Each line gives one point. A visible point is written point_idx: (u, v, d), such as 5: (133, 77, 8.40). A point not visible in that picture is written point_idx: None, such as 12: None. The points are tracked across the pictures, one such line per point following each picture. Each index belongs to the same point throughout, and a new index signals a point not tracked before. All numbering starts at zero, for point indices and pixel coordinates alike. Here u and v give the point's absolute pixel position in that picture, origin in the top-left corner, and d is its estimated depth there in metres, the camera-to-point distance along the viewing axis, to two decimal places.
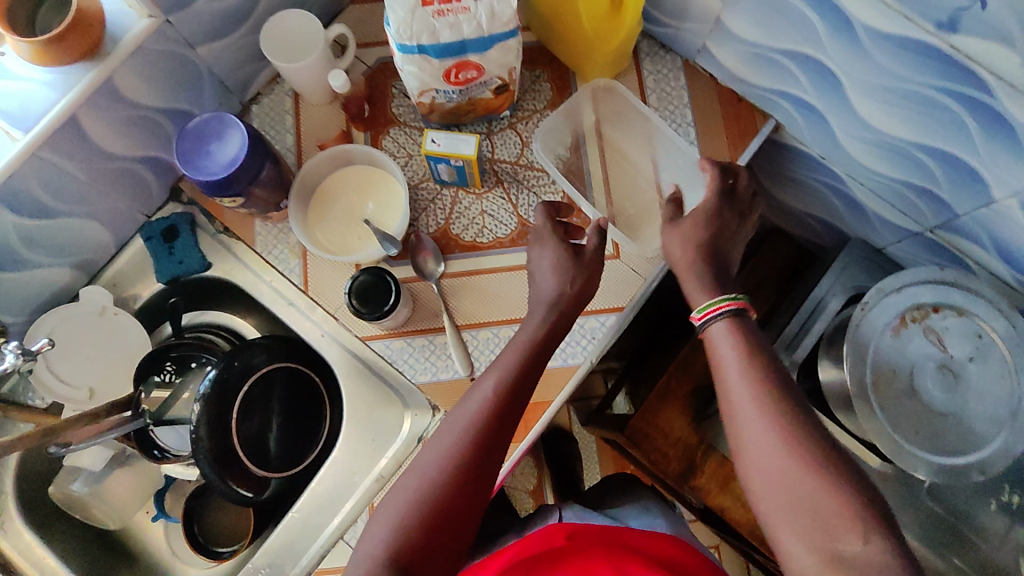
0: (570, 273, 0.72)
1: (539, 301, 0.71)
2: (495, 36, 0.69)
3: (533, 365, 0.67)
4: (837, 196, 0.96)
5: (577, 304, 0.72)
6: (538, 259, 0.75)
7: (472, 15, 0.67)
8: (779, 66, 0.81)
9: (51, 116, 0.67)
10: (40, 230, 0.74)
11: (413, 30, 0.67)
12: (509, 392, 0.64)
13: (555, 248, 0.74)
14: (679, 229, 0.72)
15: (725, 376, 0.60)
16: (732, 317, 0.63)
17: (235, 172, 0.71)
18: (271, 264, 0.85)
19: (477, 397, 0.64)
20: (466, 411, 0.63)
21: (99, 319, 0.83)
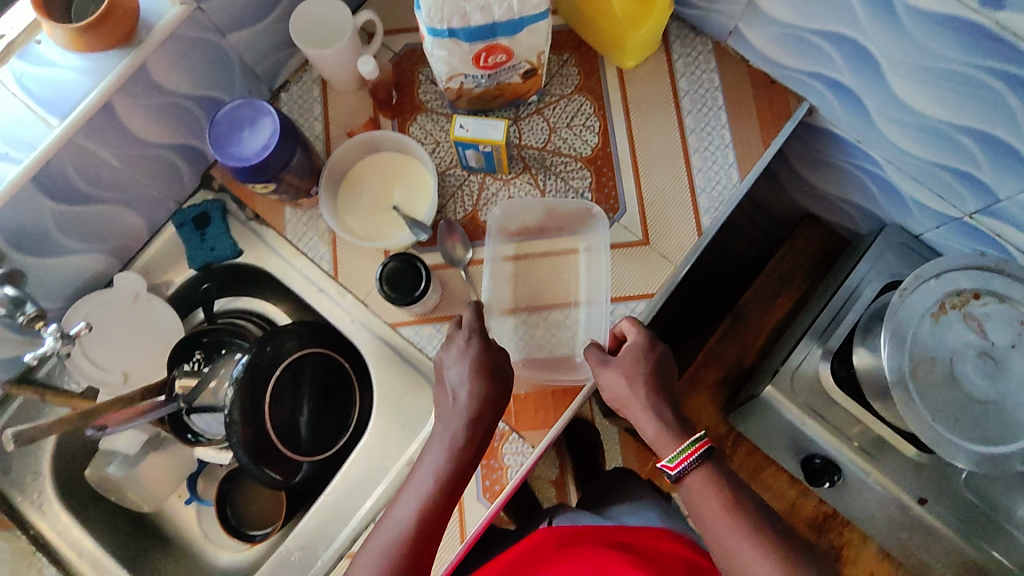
0: (483, 384, 0.69)
1: (455, 412, 0.69)
2: (525, 18, 0.68)
3: (448, 494, 0.66)
4: (872, 181, 0.93)
5: (493, 416, 0.70)
6: (453, 365, 0.71)
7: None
8: (814, 46, 0.79)
9: (87, 102, 0.68)
10: (75, 215, 0.75)
11: (444, 13, 0.66)
12: (423, 531, 0.63)
13: (476, 362, 0.70)
14: (616, 364, 0.74)
15: (710, 521, 0.64)
16: (703, 464, 0.67)
17: (267, 159, 0.71)
18: (302, 250, 0.86)
19: (400, 521, 0.64)
20: (390, 533, 0.64)
21: (133, 305, 0.85)
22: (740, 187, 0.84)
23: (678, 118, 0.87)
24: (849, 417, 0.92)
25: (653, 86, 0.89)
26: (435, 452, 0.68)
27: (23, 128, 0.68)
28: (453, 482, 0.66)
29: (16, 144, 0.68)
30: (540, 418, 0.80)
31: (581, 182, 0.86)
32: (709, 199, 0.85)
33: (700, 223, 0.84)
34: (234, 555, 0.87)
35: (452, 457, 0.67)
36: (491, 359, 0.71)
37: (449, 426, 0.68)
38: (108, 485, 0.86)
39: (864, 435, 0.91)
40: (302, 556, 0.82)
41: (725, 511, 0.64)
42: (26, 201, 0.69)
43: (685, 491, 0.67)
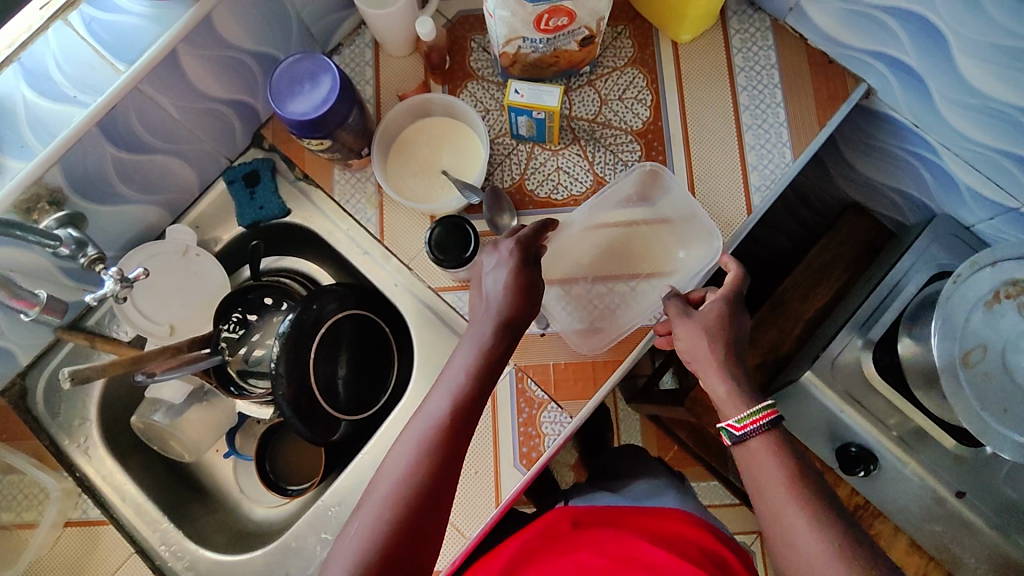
0: (515, 281, 0.68)
1: (487, 309, 0.68)
2: None
3: (478, 390, 0.64)
4: (926, 168, 0.90)
5: (526, 314, 0.68)
6: (490, 268, 0.71)
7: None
8: (878, 23, 0.77)
9: (153, 50, 0.68)
10: (133, 163, 0.76)
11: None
12: (455, 422, 0.62)
13: (514, 269, 0.69)
14: (696, 319, 0.71)
15: (767, 491, 0.62)
16: (770, 430, 0.65)
17: (325, 114, 0.72)
18: (349, 212, 0.87)
19: (433, 412, 0.63)
20: (423, 424, 0.63)
21: (182, 259, 0.86)
22: (793, 167, 0.83)
23: (732, 95, 0.86)
24: (889, 407, 0.91)
25: (708, 62, 0.88)
26: (466, 349, 0.67)
27: (91, 72, 0.69)
28: (484, 383, 0.65)
29: (83, 88, 0.68)
30: (578, 390, 0.80)
31: (631, 155, 0.86)
32: (761, 177, 0.84)
33: (750, 201, 0.83)
34: (269, 510, 0.90)
35: (483, 354, 0.66)
36: (528, 268, 0.70)
37: (480, 329, 0.67)
38: (151, 434, 0.87)
39: (902, 426, 0.91)
40: (339, 512, 0.83)
41: (786, 482, 0.62)
42: (90, 145, 0.70)
43: (746, 456, 0.66)
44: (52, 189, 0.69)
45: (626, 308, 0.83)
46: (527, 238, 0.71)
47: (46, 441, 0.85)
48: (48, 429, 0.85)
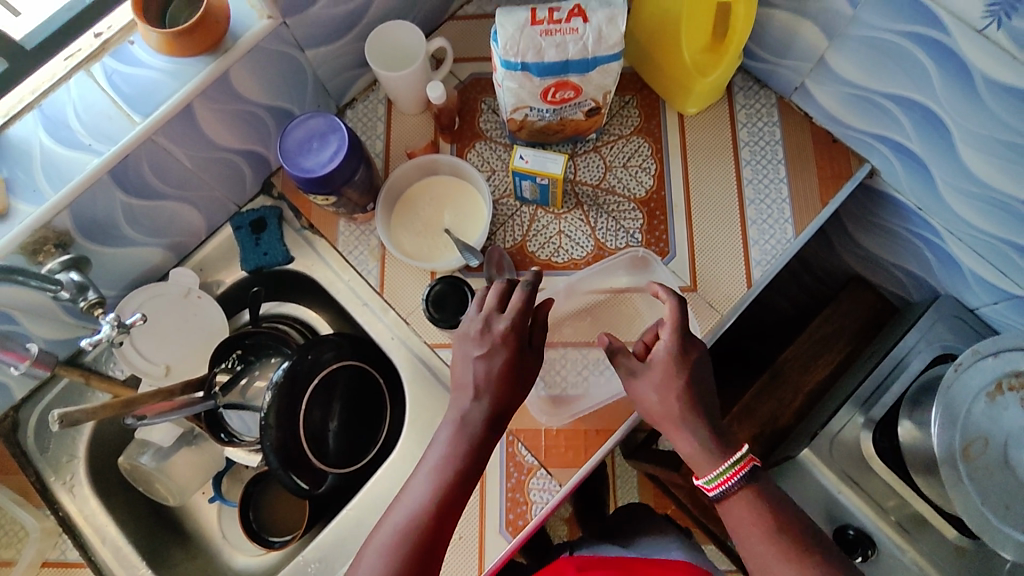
0: (501, 364, 0.66)
1: (468, 390, 0.66)
2: (599, 59, 0.68)
3: (461, 476, 0.63)
4: (929, 250, 0.90)
5: (511, 396, 0.66)
6: (474, 345, 0.67)
7: (580, 37, 0.67)
8: (881, 109, 0.78)
9: (169, 104, 0.70)
10: (142, 208, 0.78)
11: (519, 47, 0.67)
12: (438, 512, 0.62)
13: (506, 356, 0.66)
14: (647, 376, 0.67)
15: (754, 550, 0.62)
16: (745, 484, 0.64)
17: (331, 173, 0.73)
18: (351, 263, 0.88)
19: (414, 500, 0.63)
20: (404, 512, 0.62)
21: (183, 300, 0.87)
22: (794, 244, 0.83)
23: (736, 169, 0.87)
24: (886, 488, 0.88)
25: (713, 135, 0.89)
26: (447, 431, 0.65)
27: (107, 121, 0.71)
28: (465, 481, 0.64)
29: (98, 137, 0.70)
30: (568, 457, 0.78)
31: (633, 223, 0.86)
32: (761, 252, 0.84)
33: (750, 276, 0.83)
34: (250, 559, 0.88)
35: (465, 439, 0.64)
36: (520, 356, 0.66)
37: (461, 417, 0.65)
38: (137, 474, 0.87)
39: (900, 510, 0.88)
40: (318, 568, 0.82)
41: (771, 538, 0.61)
42: (101, 192, 0.71)
43: (724, 509, 0.65)
44: (59, 232, 0.71)
45: (614, 374, 0.81)
46: (520, 313, 0.67)
47: (32, 476, 0.84)
48: (36, 464, 0.85)
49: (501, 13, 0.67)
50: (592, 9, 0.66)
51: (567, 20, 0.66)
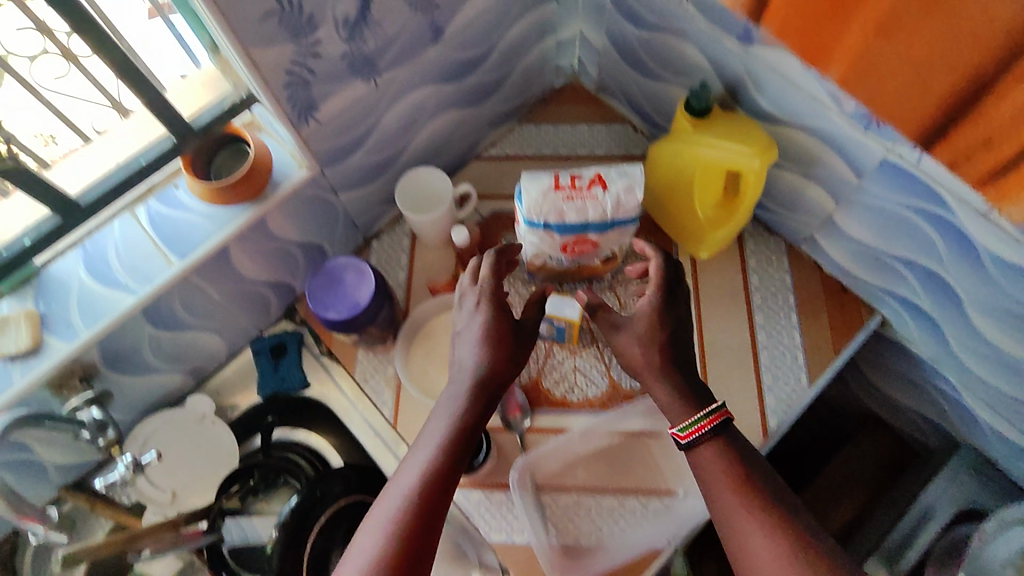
0: (484, 334, 0.67)
1: (456, 369, 0.67)
2: (616, 221, 0.71)
3: (457, 445, 0.62)
4: (946, 400, 0.90)
5: (501, 367, 0.66)
6: (464, 325, 0.69)
7: (600, 203, 0.70)
8: (889, 267, 0.81)
9: (206, 248, 0.73)
10: (167, 339, 0.79)
11: (542, 209, 0.70)
12: (434, 481, 0.59)
13: (487, 315, 0.68)
14: (629, 330, 0.72)
15: (722, 499, 0.61)
16: (715, 437, 0.64)
17: (356, 316, 0.76)
18: (366, 393, 0.89)
19: (408, 475, 0.60)
20: (398, 487, 0.59)
21: (198, 425, 0.87)
22: (809, 392, 0.84)
23: (748, 313, 0.89)
24: None
25: (726, 279, 0.91)
26: (439, 411, 0.65)
27: (145, 261, 0.73)
28: (459, 447, 0.62)
29: (135, 276, 0.73)
30: None
31: None
32: (776, 399, 0.84)
33: (766, 424, 0.83)
34: None
35: (455, 413, 0.64)
36: (500, 313, 0.69)
37: (452, 395, 0.65)
38: None
39: None
40: None
41: (737, 486, 0.61)
42: (131, 327, 0.73)
43: (696, 462, 0.65)
44: (86, 365, 0.72)
45: (628, 525, 0.79)
46: (491, 275, 0.71)
47: None
48: None
49: (526, 177, 0.71)
50: (612, 178, 0.70)
51: (588, 188, 0.70)
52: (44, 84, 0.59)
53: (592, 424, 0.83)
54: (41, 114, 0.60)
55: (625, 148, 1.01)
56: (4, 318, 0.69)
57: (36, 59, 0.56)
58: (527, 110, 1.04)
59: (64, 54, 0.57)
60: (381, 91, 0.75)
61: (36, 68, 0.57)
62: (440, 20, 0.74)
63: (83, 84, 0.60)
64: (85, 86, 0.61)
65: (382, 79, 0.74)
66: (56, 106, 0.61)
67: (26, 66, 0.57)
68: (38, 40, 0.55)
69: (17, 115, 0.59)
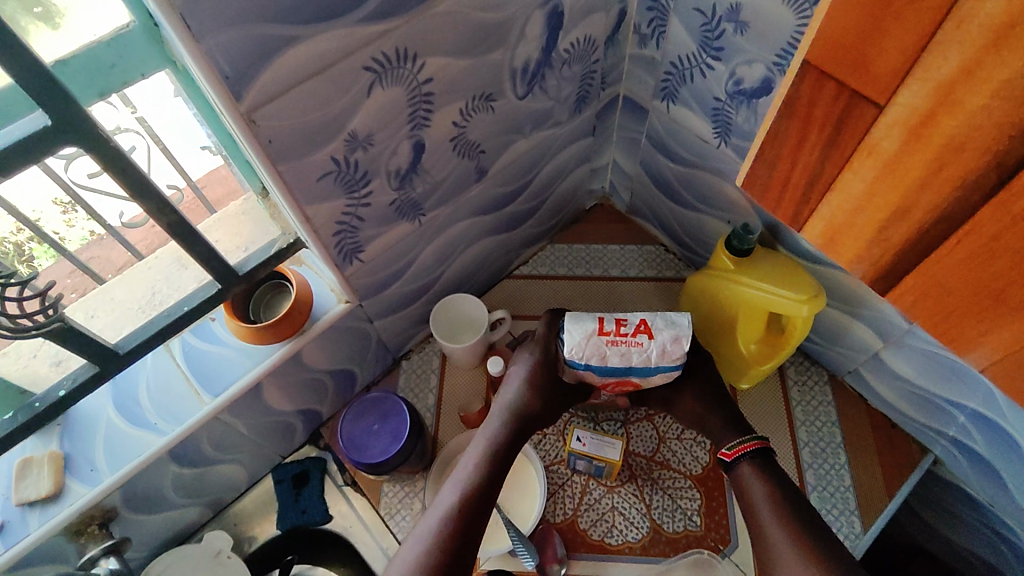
0: (530, 377, 0.74)
1: (497, 404, 0.75)
2: (660, 367, 0.69)
3: (495, 466, 0.71)
4: (1007, 544, 0.84)
5: (539, 404, 0.74)
6: (514, 369, 0.77)
7: (645, 349, 0.68)
8: (942, 410, 0.78)
9: (240, 384, 0.72)
10: (191, 475, 0.76)
11: (585, 351, 0.68)
12: (474, 494, 0.69)
13: (534, 361, 0.75)
14: (683, 402, 0.77)
15: (759, 510, 0.69)
16: (757, 458, 0.72)
17: (390, 456, 0.73)
18: (392, 529, 0.85)
19: (452, 488, 0.70)
20: (444, 498, 0.69)
21: (213, 563, 0.80)
22: (862, 541, 0.80)
23: (794, 451, 0.86)
24: None
25: (767, 410, 0.89)
26: (480, 437, 0.74)
27: (175, 399, 0.71)
28: (496, 467, 0.71)
29: (164, 414, 0.71)
30: None
31: (689, 502, 0.83)
32: None
33: None
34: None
35: (494, 439, 0.73)
36: (547, 360, 0.75)
37: (492, 424, 0.74)
38: None
39: None
40: None
41: (774, 501, 0.68)
42: (155, 468, 0.70)
43: (737, 480, 0.72)
44: (106, 509, 0.69)
45: None
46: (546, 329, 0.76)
47: None
48: None
49: (570, 317, 0.69)
50: (658, 326, 0.69)
51: (634, 334, 0.68)
52: (77, 180, 0.53)
53: (634, 570, 0.80)
54: (55, 189, 0.53)
55: (657, 269, 1.01)
56: (27, 461, 0.67)
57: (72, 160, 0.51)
58: (559, 228, 1.04)
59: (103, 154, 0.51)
60: (424, 228, 0.77)
61: (72, 167, 0.52)
62: (485, 162, 0.76)
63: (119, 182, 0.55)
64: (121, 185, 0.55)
65: (426, 218, 0.75)
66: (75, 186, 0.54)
67: (61, 164, 0.51)
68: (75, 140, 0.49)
69: (26, 190, 0.52)
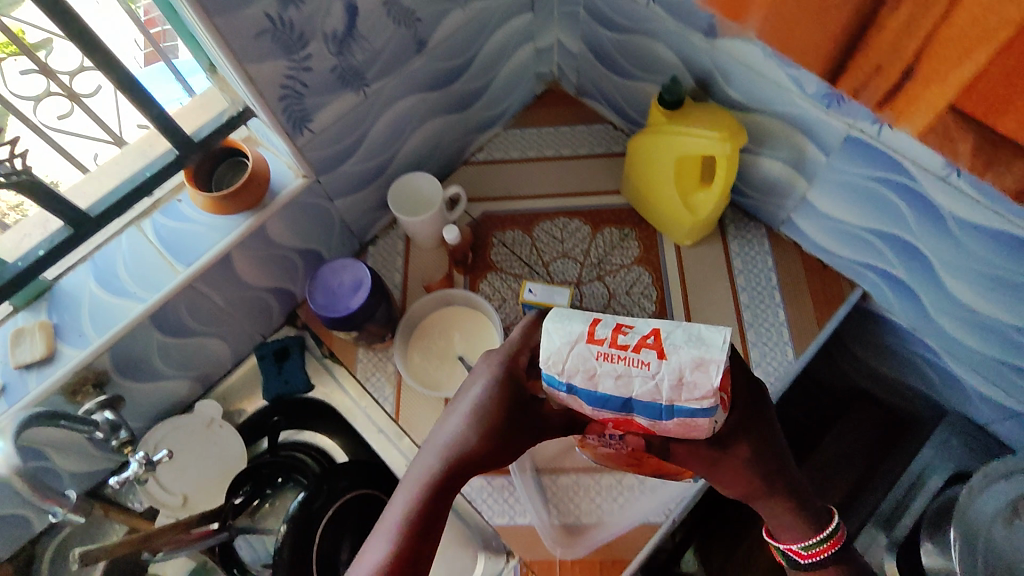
0: (486, 401, 0.63)
1: (444, 436, 0.63)
2: (677, 407, 0.52)
3: (432, 514, 0.59)
4: (931, 368, 0.92)
5: (490, 440, 0.63)
6: (467, 393, 0.66)
7: (652, 374, 0.51)
8: (866, 242, 0.84)
9: (210, 254, 0.77)
10: (174, 345, 0.83)
11: (566, 367, 0.54)
12: (406, 554, 0.56)
13: (494, 382, 0.64)
14: None
15: None
16: (837, 562, 0.68)
17: (354, 312, 0.79)
18: (368, 391, 0.91)
19: (381, 546, 0.57)
20: (372, 556, 0.56)
21: (205, 431, 0.90)
22: (794, 366, 0.88)
23: (733, 294, 0.93)
24: None
25: (710, 263, 0.95)
26: (415, 477, 0.61)
27: (152, 271, 0.77)
28: (433, 517, 0.58)
29: (143, 285, 0.77)
30: None
31: None
32: (764, 373, 0.88)
33: None
34: None
35: (435, 477, 0.60)
36: (510, 381, 0.63)
37: (431, 462, 0.62)
38: None
39: None
40: None
41: None
42: (139, 334, 0.77)
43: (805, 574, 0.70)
44: (98, 372, 0.76)
45: (627, 501, 0.81)
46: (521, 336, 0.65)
47: None
48: None
49: (555, 318, 0.56)
50: (673, 342, 0.51)
51: (635, 349, 0.52)
52: (50, 122, 0.66)
53: None
54: (42, 148, 0.66)
55: (607, 145, 1.06)
56: (20, 331, 0.74)
57: (40, 101, 0.64)
58: (512, 114, 1.08)
59: (65, 92, 0.64)
60: (370, 100, 0.80)
61: (42, 109, 0.65)
62: (423, 32, 0.79)
63: (87, 123, 0.69)
64: (87, 124, 0.68)
65: (370, 89, 0.79)
66: (55, 139, 0.67)
67: (31, 107, 0.64)
68: (43, 82, 0.63)
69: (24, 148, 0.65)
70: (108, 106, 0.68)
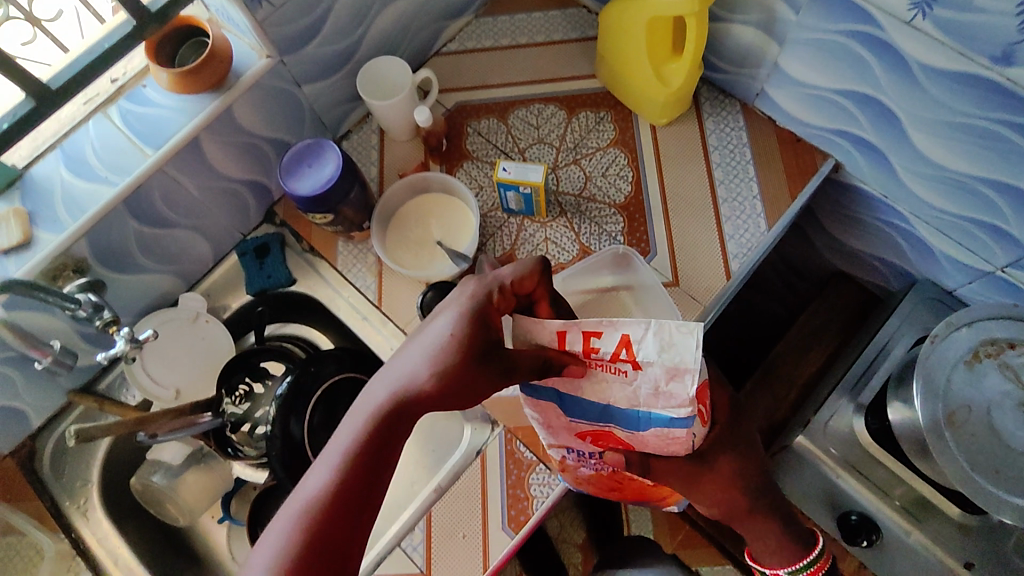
0: (459, 333, 0.53)
1: (408, 360, 0.53)
2: (659, 414, 0.56)
3: (385, 444, 0.49)
4: (901, 236, 0.94)
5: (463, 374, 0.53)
6: (437, 321, 0.56)
7: (631, 381, 0.55)
8: (836, 105, 0.84)
9: (178, 136, 0.77)
10: (153, 236, 0.83)
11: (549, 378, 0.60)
12: (352, 485, 0.46)
13: (463, 311, 0.55)
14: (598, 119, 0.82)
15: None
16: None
17: (327, 192, 0.79)
18: (349, 280, 0.93)
19: (321, 477, 0.47)
20: (311, 487, 0.46)
21: (191, 325, 0.91)
22: (768, 236, 0.88)
23: (707, 169, 0.93)
24: (890, 476, 0.91)
25: (685, 141, 0.95)
26: (370, 402, 0.51)
27: (122, 156, 0.77)
28: (388, 446, 0.49)
29: (113, 170, 0.77)
30: None
31: (614, 227, 0.92)
32: (738, 245, 0.89)
33: (728, 266, 0.88)
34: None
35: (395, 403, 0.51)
36: (481, 310, 0.55)
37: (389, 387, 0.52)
38: (148, 495, 0.93)
39: (906, 495, 0.90)
40: None
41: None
42: (115, 221, 0.77)
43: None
44: (78, 259, 0.76)
45: None
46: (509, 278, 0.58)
47: (47, 502, 0.89)
48: (51, 490, 0.89)
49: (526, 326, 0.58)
50: (644, 355, 0.52)
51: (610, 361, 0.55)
52: (14, 48, 0.69)
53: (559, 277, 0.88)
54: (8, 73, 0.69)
55: (581, 30, 1.03)
56: None
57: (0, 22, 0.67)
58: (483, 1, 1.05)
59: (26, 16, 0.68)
60: None
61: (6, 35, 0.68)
62: None
63: (52, 50, 0.71)
64: (51, 52, 0.71)
65: None
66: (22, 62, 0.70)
67: None
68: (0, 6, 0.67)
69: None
70: (70, 32, 0.72)
